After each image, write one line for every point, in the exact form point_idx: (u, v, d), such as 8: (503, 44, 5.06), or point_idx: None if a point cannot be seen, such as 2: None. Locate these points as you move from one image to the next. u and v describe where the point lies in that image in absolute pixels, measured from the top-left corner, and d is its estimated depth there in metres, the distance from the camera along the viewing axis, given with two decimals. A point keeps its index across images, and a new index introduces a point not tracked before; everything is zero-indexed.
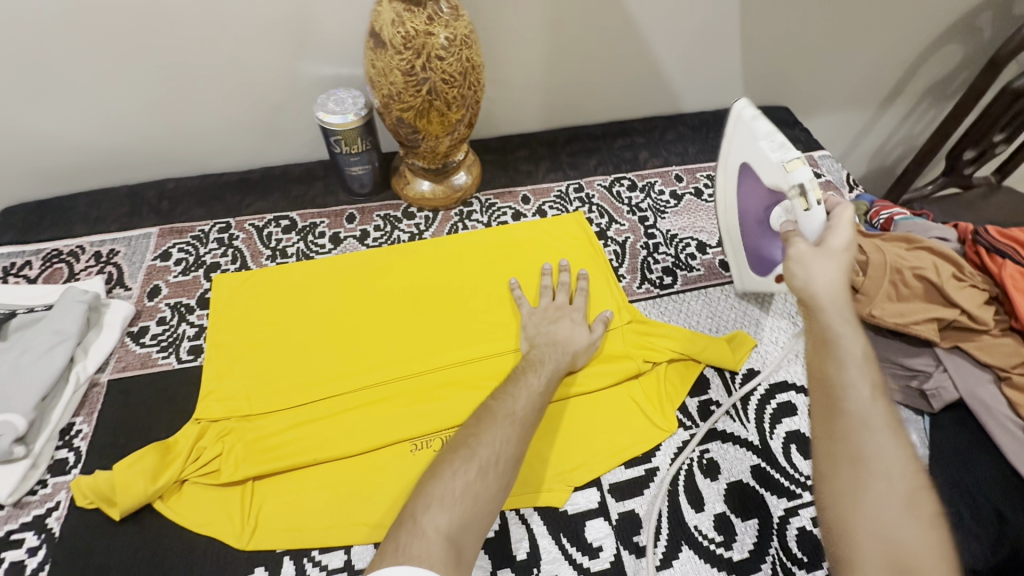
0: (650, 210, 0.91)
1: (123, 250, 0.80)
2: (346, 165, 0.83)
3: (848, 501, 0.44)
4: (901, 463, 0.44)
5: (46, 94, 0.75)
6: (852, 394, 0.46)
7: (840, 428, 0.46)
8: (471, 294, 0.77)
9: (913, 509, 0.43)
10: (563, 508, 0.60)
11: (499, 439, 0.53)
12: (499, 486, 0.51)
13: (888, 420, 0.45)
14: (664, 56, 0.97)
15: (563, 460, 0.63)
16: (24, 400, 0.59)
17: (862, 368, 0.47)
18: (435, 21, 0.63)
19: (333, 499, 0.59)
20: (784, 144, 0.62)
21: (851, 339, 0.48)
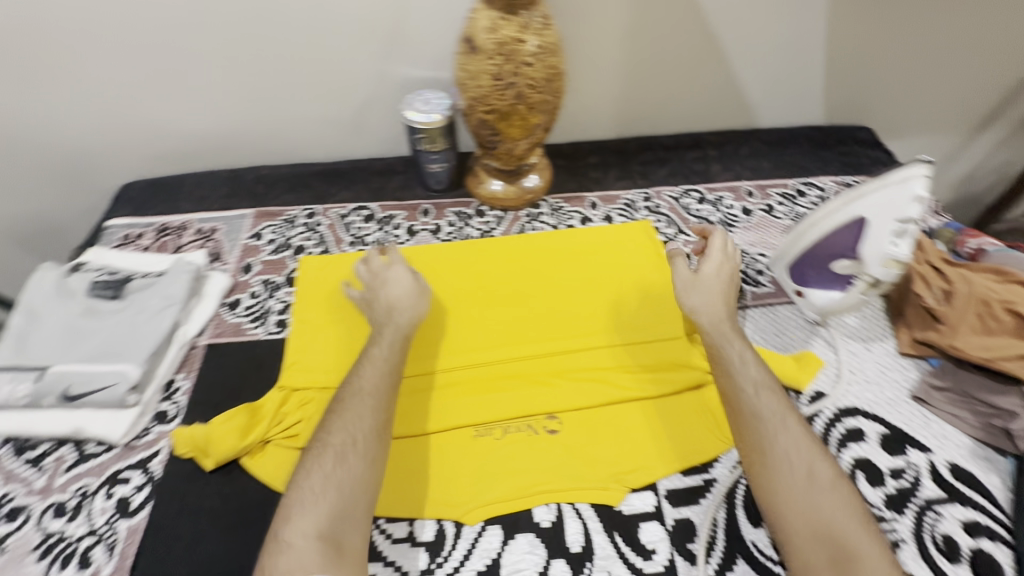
0: (719, 223, 0.90)
1: (223, 228, 0.87)
2: (426, 161, 0.87)
3: (772, 487, 0.54)
4: (797, 442, 0.56)
5: (172, 84, 0.84)
6: (740, 394, 0.59)
7: (743, 423, 0.58)
8: (530, 290, 0.80)
9: (822, 482, 0.53)
10: (620, 507, 0.61)
11: (351, 422, 0.58)
12: (362, 464, 0.55)
13: (780, 409, 0.58)
14: (743, 69, 0.96)
15: (621, 460, 0.64)
16: (138, 353, 0.66)
17: (744, 367, 0.61)
18: (527, 29, 0.67)
19: (399, 474, 0.63)
20: (907, 234, 0.63)
21: (727, 346, 0.64)
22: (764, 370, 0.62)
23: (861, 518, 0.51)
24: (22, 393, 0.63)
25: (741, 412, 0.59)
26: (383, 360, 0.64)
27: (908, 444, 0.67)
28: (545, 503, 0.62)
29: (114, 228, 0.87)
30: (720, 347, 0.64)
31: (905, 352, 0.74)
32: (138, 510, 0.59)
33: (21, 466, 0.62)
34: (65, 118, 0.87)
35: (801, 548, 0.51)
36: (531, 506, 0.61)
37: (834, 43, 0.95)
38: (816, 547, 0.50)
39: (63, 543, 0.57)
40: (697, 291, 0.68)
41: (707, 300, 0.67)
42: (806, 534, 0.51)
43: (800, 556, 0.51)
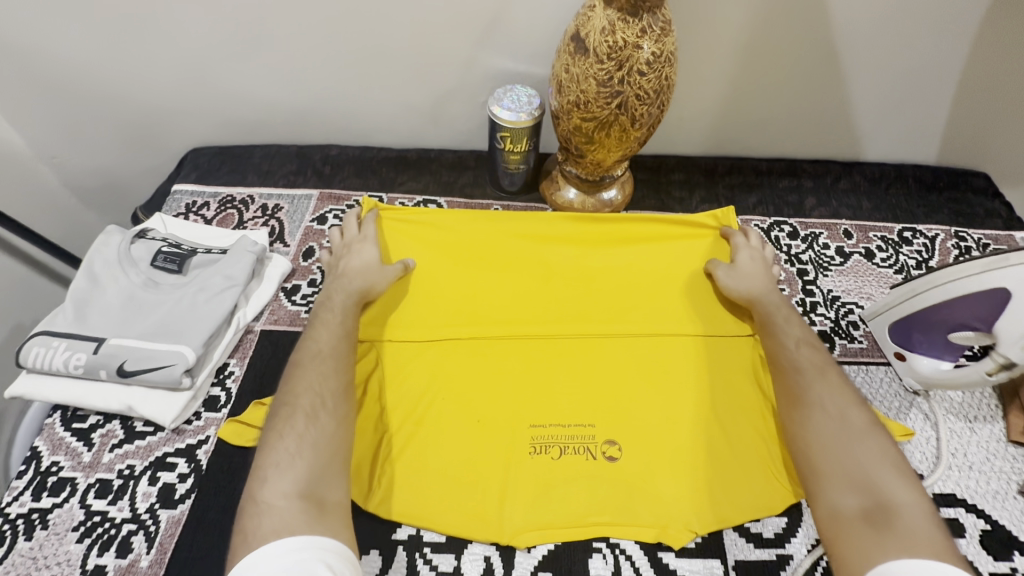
0: (811, 264, 0.82)
1: (287, 208, 0.84)
2: (504, 161, 0.82)
3: (805, 432, 0.57)
4: (833, 395, 0.58)
5: (250, 53, 0.81)
6: (783, 348, 0.64)
7: (781, 378, 0.62)
8: (589, 282, 0.76)
9: (856, 431, 0.55)
10: (683, 547, 0.57)
11: (315, 382, 0.57)
12: (334, 420, 0.55)
13: (819, 365, 0.61)
14: (859, 96, 0.87)
15: (684, 496, 0.60)
16: (196, 335, 0.63)
17: (789, 329, 0.66)
18: (646, 34, 0.60)
19: (454, 482, 0.60)
20: None
21: (774, 311, 0.69)
22: (808, 334, 0.66)
23: (895, 467, 0.52)
24: (78, 362, 0.61)
25: (779, 364, 0.63)
26: (340, 324, 0.64)
27: (1014, 548, 0.59)
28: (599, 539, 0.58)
29: (179, 194, 0.85)
30: (768, 311, 0.69)
31: (1016, 440, 0.66)
32: (182, 501, 0.57)
33: (69, 436, 0.61)
34: (139, 76, 0.84)
35: (833, 491, 0.53)
36: (589, 538, 0.58)
37: (970, 77, 0.85)
38: (845, 488, 0.52)
39: (105, 526, 0.55)
40: (743, 276, 0.72)
41: (746, 272, 0.73)
42: (835, 476, 0.53)
43: (827, 496, 0.53)
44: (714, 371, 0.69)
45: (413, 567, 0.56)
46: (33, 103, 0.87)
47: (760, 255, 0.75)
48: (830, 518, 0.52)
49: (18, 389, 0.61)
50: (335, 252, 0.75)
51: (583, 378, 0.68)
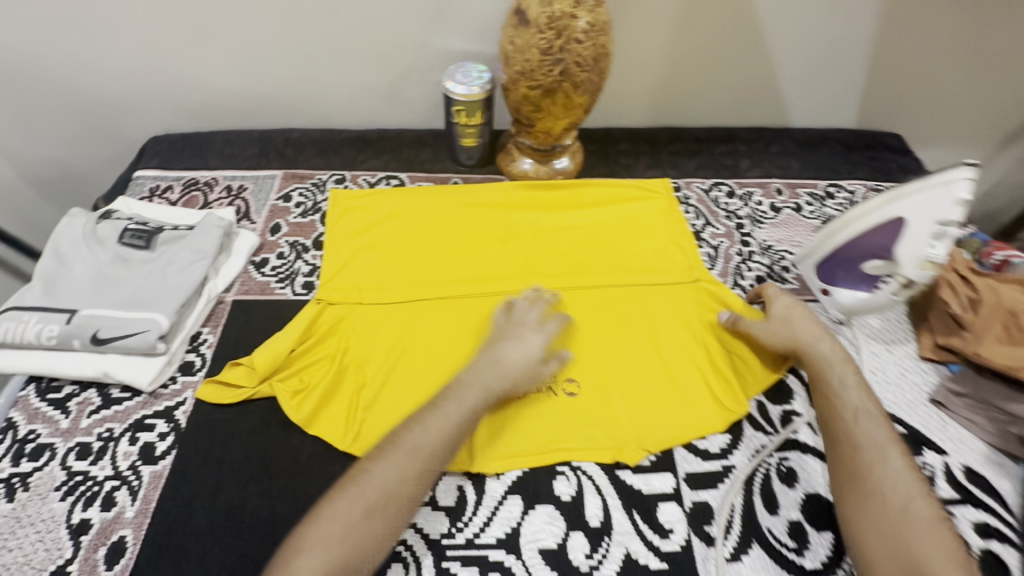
0: (747, 218, 0.90)
1: (251, 188, 0.87)
2: (460, 135, 0.87)
3: (863, 514, 0.55)
4: (896, 476, 0.56)
5: (209, 39, 0.83)
6: (839, 419, 0.61)
7: (840, 452, 0.59)
8: (545, 240, 0.83)
9: (919, 522, 0.53)
10: (638, 464, 0.63)
11: (389, 477, 0.53)
12: (385, 527, 0.51)
13: (884, 441, 0.58)
14: (783, 66, 0.96)
15: (636, 422, 0.66)
16: (168, 303, 0.66)
17: (847, 394, 0.63)
18: (580, 5, 0.67)
19: None
20: (945, 237, 0.63)
21: (828, 370, 0.65)
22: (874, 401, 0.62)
23: (957, 563, 0.50)
24: (50, 333, 0.62)
25: (837, 437, 0.60)
26: (466, 409, 0.59)
27: (924, 446, 0.67)
28: (563, 462, 0.63)
29: (142, 179, 0.87)
30: (818, 372, 0.65)
31: (926, 356, 0.75)
32: (162, 457, 0.60)
33: (45, 406, 0.62)
34: (95, 65, 0.85)
35: None
36: (551, 463, 0.63)
37: (876, 45, 0.94)
38: None
39: (87, 484, 0.57)
40: (789, 326, 0.69)
41: (800, 325, 0.69)
42: (891, 565, 0.52)
43: None
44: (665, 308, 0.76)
45: None
46: None
47: (805, 309, 0.71)
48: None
49: None
50: (499, 325, 0.69)
51: (549, 329, 0.73)
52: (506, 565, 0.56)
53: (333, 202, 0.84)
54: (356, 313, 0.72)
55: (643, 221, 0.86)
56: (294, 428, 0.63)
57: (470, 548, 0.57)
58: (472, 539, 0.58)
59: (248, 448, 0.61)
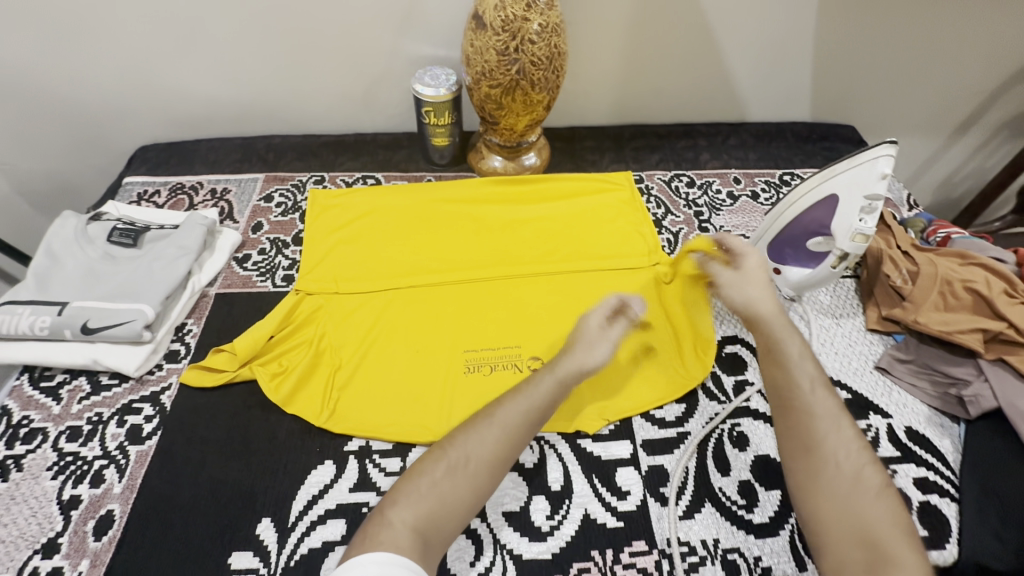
0: (706, 206, 0.95)
1: (234, 190, 0.92)
2: (431, 134, 0.92)
3: (815, 482, 0.57)
4: (844, 445, 0.58)
5: (191, 52, 0.89)
6: (796, 390, 0.62)
7: (793, 419, 0.60)
8: (512, 231, 0.87)
9: (868, 489, 0.55)
10: (598, 433, 0.67)
11: (473, 442, 0.57)
12: (468, 488, 0.55)
13: (835, 411, 0.60)
14: (736, 64, 1.02)
15: (598, 395, 0.70)
16: (154, 295, 0.70)
17: (801, 363, 0.63)
18: (532, 9, 0.72)
19: (392, 398, 0.68)
20: (873, 211, 0.68)
21: (785, 339, 0.65)
22: (821, 373, 0.64)
23: (903, 528, 0.53)
24: (42, 324, 0.66)
25: (791, 406, 0.61)
26: (534, 395, 0.61)
27: (870, 410, 0.71)
28: None
29: (131, 185, 0.91)
30: (778, 339, 0.66)
31: (873, 327, 0.78)
32: (149, 437, 0.64)
33: (38, 394, 0.66)
34: (84, 79, 0.91)
35: (836, 546, 0.53)
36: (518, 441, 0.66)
37: (822, 42, 1.00)
38: (850, 543, 0.53)
39: (77, 463, 0.61)
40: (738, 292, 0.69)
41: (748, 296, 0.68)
42: (840, 531, 0.54)
43: (831, 548, 0.54)
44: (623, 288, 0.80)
45: (363, 471, 0.63)
46: None
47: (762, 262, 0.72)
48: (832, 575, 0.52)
49: None
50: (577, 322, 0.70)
51: (516, 311, 0.78)
52: (472, 527, 0.60)
53: (311, 200, 0.89)
54: (333, 302, 0.76)
55: (606, 210, 0.90)
56: (273, 408, 0.67)
57: None
58: None
59: (230, 427, 0.65)
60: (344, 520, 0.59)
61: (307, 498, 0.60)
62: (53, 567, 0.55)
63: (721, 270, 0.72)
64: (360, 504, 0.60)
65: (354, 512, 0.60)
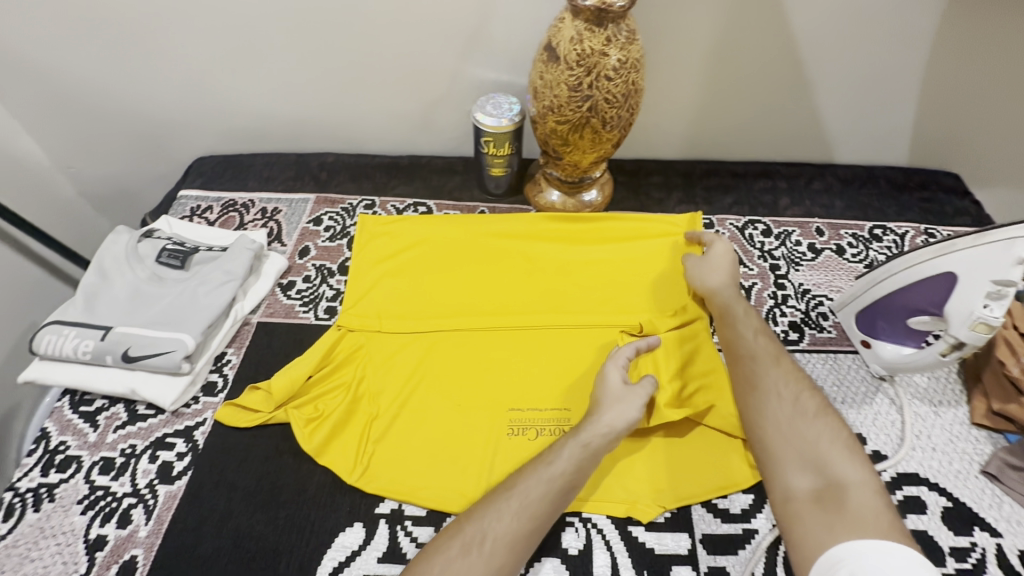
0: (783, 259, 0.86)
1: (285, 211, 0.89)
2: (488, 164, 0.87)
3: (760, 416, 0.58)
4: (784, 380, 0.60)
5: (251, 68, 0.87)
6: (739, 338, 0.66)
7: (738, 363, 0.64)
8: (561, 275, 0.81)
9: (809, 415, 0.57)
10: (651, 521, 0.60)
11: (488, 517, 0.52)
12: (485, 565, 0.49)
13: (773, 351, 0.63)
14: (826, 102, 0.92)
15: (652, 478, 0.63)
16: (195, 324, 0.68)
17: (745, 318, 0.68)
18: (612, 42, 0.65)
19: (429, 459, 0.63)
20: (1002, 299, 0.57)
21: (731, 300, 0.70)
22: (763, 323, 0.68)
23: (845, 446, 0.54)
24: (86, 348, 0.65)
25: (737, 353, 0.65)
26: (559, 471, 0.55)
27: (974, 524, 0.61)
28: (572, 513, 0.60)
29: (185, 199, 0.91)
30: (725, 300, 0.70)
31: (979, 423, 0.68)
32: (178, 477, 0.61)
33: (77, 418, 0.65)
34: (148, 89, 0.90)
35: (787, 472, 0.54)
36: (561, 530, 0.59)
37: (930, 82, 0.89)
38: (799, 471, 0.53)
39: (107, 499, 0.59)
40: (705, 272, 0.73)
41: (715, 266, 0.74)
42: (789, 458, 0.55)
43: (782, 478, 0.54)
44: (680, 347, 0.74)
45: (394, 539, 0.58)
46: (50, 116, 0.94)
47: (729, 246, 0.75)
48: (783, 503, 0.52)
49: (30, 373, 0.66)
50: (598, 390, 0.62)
51: (563, 371, 0.71)
52: None
53: (359, 226, 0.86)
54: (374, 341, 0.73)
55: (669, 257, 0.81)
56: (305, 457, 0.63)
57: None
58: None
59: (260, 474, 0.62)
60: None
61: (332, 564, 0.56)
62: None
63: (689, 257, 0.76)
64: None
65: None
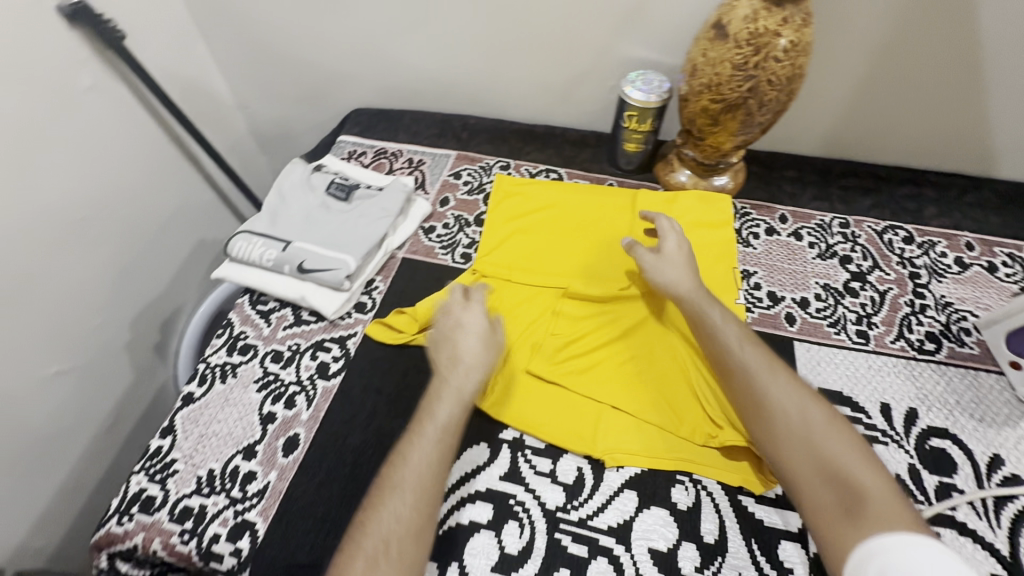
0: (925, 269, 0.82)
1: (429, 163, 0.97)
2: (625, 139, 0.89)
3: (771, 434, 0.55)
4: (785, 389, 0.57)
5: (418, 29, 0.94)
6: (727, 350, 0.61)
7: (735, 378, 0.60)
8: (590, 245, 0.84)
9: (819, 425, 0.54)
10: (762, 494, 0.61)
11: (385, 521, 0.49)
12: (414, 499, 0.51)
13: (767, 362, 0.59)
14: (1002, 111, 0.84)
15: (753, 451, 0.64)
16: (357, 249, 0.76)
17: (725, 324, 0.64)
18: (787, 23, 0.66)
19: (546, 404, 0.68)
20: None
21: (708, 306, 0.66)
22: (746, 329, 0.64)
23: (858, 451, 0.52)
24: (269, 256, 0.76)
25: (729, 365, 0.61)
26: (455, 393, 0.58)
27: None
28: (683, 472, 0.63)
29: (344, 143, 1.01)
30: (703, 310, 0.66)
31: None
32: (333, 376, 0.70)
33: (255, 314, 0.76)
34: (326, 43, 1.01)
35: (810, 488, 0.52)
36: (671, 486, 0.62)
37: None
38: (821, 484, 0.51)
39: (277, 383, 0.70)
40: (660, 273, 0.70)
41: (675, 276, 0.69)
42: (809, 474, 0.52)
43: (807, 496, 0.52)
44: (800, 341, 0.74)
45: (515, 464, 0.64)
46: (244, 59, 1.08)
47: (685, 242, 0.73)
48: (813, 517, 0.50)
49: (224, 271, 0.77)
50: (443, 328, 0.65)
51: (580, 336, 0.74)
52: (615, 552, 0.58)
53: (493, 187, 0.92)
54: (503, 288, 0.78)
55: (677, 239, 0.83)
56: (438, 378, 0.70)
57: (583, 527, 0.59)
58: (585, 520, 0.60)
59: (401, 387, 0.69)
60: (491, 506, 0.61)
61: (461, 473, 0.63)
62: (249, 469, 0.63)
63: (643, 255, 0.73)
64: (508, 496, 0.61)
65: (501, 501, 0.61)
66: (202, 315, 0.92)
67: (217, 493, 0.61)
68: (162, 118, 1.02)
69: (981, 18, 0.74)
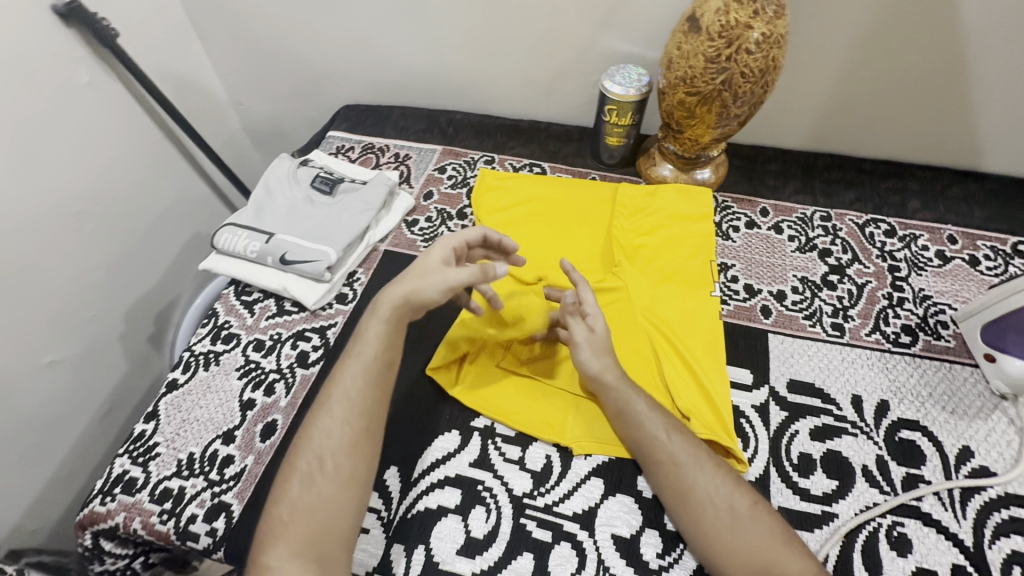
0: (905, 262, 0.82)
1: (415, 157, 0.99)
2: (607, 133, 0.90)
3: (699, 534, 0.55)
4: (712, 484, 0.56)
5: (403, 25, 0.95)
6: (653, 444, 0.59)
7: (663, 474, 0.58)
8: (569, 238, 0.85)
9: (744, 517, 0.54)
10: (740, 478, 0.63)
11: (317, 437, 0.58)
12: (341, 416, 0.59)
13: (693, 452, 0.59)
14: (988, 102, 0.83)
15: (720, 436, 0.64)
16: (338, 241, 0.78)
17: (651, 414, 0.61)
18: (758, 16, 0.66)
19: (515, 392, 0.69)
20: None
21: (629, 395, 0.62)
22: (671, 416, 0.62)
23: (780, 539, 0.53)
24: (253, 248, 0.78)
25: (656, 460, 0.59)
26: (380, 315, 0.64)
27: None
28: None
29: (332, 138, 1.03)
30: (625, 398, 0.62)
31: None
32: (312, 364, 0.72)
33: (239, 304, 0.79)
34: (315, 39, 1.03)
35: None
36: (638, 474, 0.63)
37: None
38: None
39: (258, 370, 0.72)
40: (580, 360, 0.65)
41: (599, 354, 0.65)
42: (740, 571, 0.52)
43: None
44: (775, 334, 0.75)
45: (485, 451, 0.65)
46: (237, 56, 1.10)
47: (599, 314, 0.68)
48: None
49: (210, 263, 0.80)
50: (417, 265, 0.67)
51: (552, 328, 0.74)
52: (578, 537, 0.59)
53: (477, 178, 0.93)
54: None
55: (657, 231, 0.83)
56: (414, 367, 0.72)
57: (548, 513, 0.60)
58: (551, 506, 0.61)
59: None
60: (459, 491, 0.62)
61: (431, 459, 0.64)
62: (227, 453, 0.65)
63: (577, 328, 0.67)
64: (476, 481, 0.63)
65: (470, 487, 0.63)
66: (196, 307, 0.94)
67: (196, 476, 0.63)
68: (156, 115, 1.04)
69: (962, 8, 0.74)
